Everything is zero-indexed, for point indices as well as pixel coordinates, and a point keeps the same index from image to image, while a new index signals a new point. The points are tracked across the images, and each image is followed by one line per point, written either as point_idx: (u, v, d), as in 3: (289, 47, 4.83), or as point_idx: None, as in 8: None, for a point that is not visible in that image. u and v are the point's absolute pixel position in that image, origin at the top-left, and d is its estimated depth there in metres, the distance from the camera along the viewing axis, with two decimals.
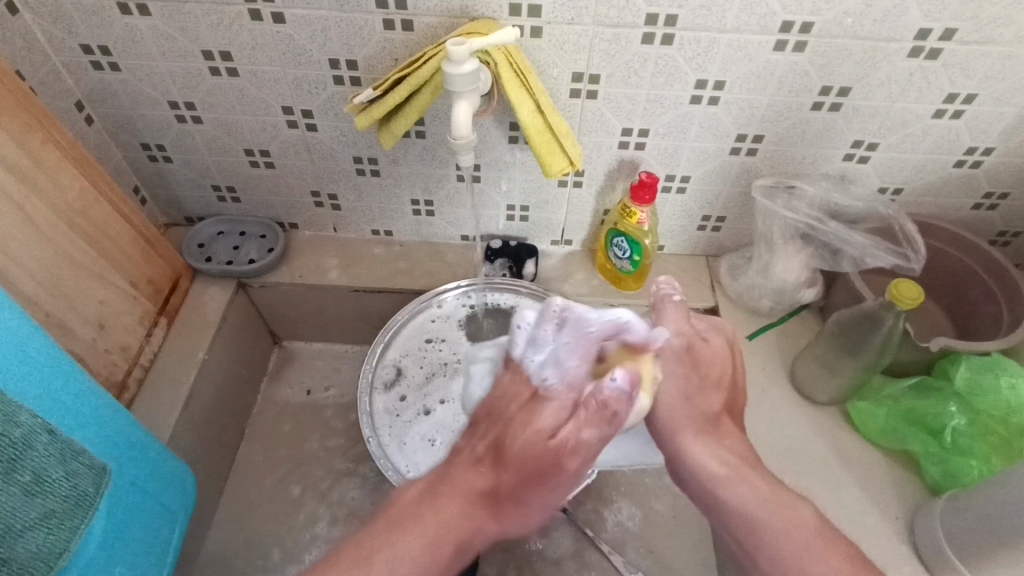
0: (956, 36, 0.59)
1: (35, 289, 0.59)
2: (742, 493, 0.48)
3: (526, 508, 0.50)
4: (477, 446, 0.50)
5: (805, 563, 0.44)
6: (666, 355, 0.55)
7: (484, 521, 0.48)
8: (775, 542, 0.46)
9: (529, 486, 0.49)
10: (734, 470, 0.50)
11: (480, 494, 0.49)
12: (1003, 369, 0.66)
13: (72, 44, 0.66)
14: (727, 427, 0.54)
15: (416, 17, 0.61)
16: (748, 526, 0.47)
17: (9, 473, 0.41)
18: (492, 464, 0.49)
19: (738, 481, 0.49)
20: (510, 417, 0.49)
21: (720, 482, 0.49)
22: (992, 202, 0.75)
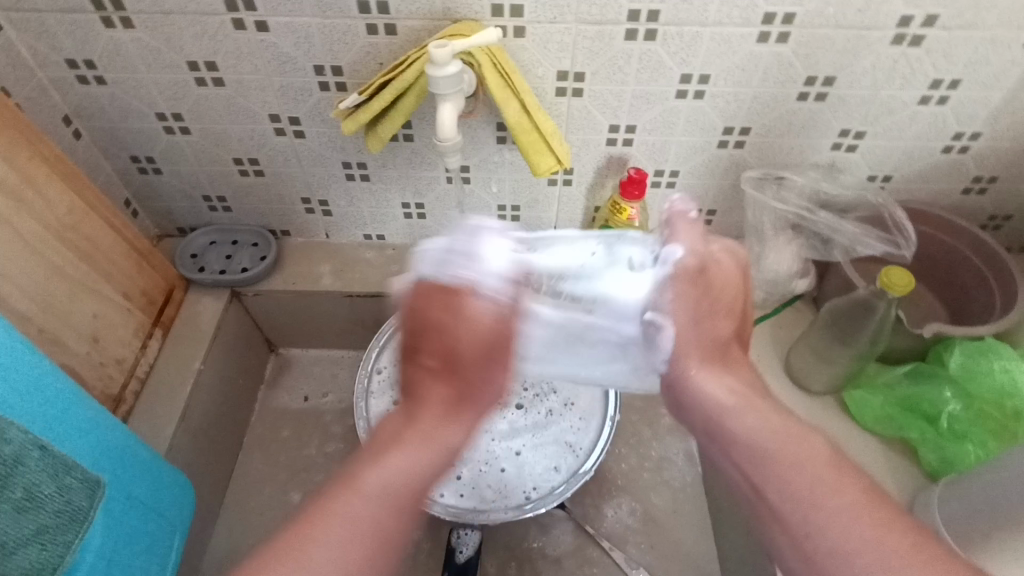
0: (938, 22, 0.59)
1: (27, 305, 0.59)
2: (749, 422, 0.46)
3: (491, 400, 0.51)
4: (426, 359, 0.49)
5: (815, 498, 0.41)
6: (680, 278, 0.50)
7: (465, 423, 0.49)
8: (781, 477, 0.42)
9: (491, 365, 0.50)
10: (744, 401, 0.47)
11: (448, 395, 0.48)
12: (996, 353, 0.66)
13: (57, 59, 0.66)
14: (737, 358, 0.52)
15: (399, 21, 0.61)
16: (757, 457, 0.44)
17: (3, 489, 0.41)
18: (445, 373, 0.48)
19: (746, 412, 0.47)
20: (447, 316, 0.47)
21: (727, 414, 0.47)
22: (981, 187, 0.75)
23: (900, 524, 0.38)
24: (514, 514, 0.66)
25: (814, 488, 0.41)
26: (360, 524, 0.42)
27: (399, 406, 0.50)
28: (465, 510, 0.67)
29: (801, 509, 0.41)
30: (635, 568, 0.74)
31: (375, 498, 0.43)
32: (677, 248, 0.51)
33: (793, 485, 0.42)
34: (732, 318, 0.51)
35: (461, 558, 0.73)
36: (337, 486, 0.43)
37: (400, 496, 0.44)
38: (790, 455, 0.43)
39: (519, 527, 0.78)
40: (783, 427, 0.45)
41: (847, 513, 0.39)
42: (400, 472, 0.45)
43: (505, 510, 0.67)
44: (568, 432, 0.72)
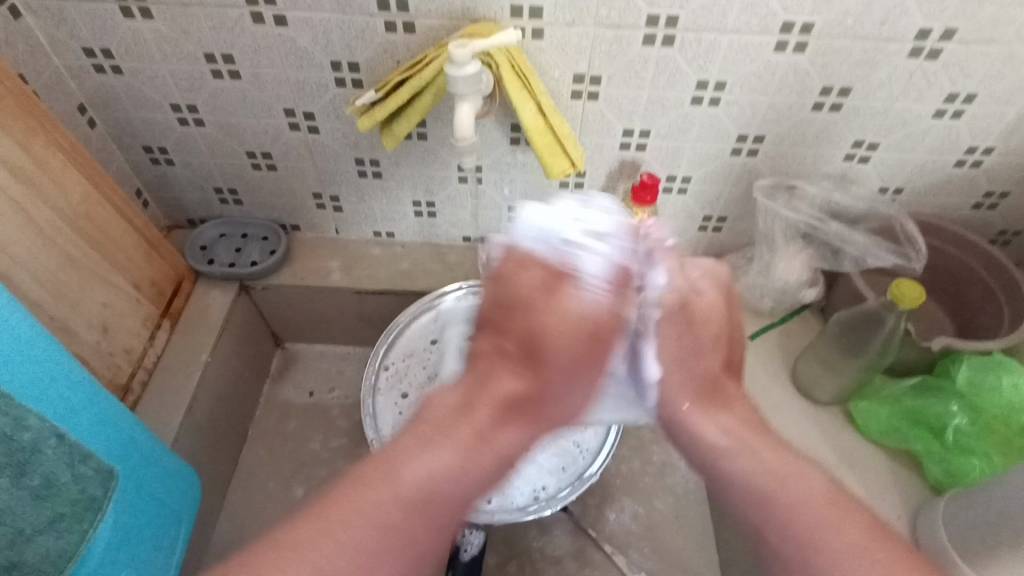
0: (957, 36, 0.59)
1: (39, 292, 0.59)
2: (741, 457, 0.52)
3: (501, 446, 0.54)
4: (501, 341, 0.56)
5: (816, 531, 0.45)
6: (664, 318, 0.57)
7: (519, 430, 0.55)
8: (770, 506, 0.48)
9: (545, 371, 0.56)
10: (745, 440, 0.53)
11: (491, 375, 0.55)
12: (1006, 369, 0.66)
13: (74, 48, 0.66)
14: (726, 389, 0.59)
15: (418, 19, 0.61)
16: (748, 486, 0.50)
17: (19, 477, 0.41)
18: (527, 364, 0.55)
19: (743, 452, 0.52)
20: (536, 306, 0.54)
21: (724, 448, 0.53)
22: (992, 202, 0.75)
23: (892, 554, 0.43)
24: (517, 515, 0.66)
25: (806, 518, 0.46)
26: (408, 491, 0.48)
27: (456, 385, 0.56)
28: (467, 509, 0.67)
29: (785, 530, 0.46)
30: None
31: (418, 474, 0.49)
32: (662, 275, 0.56)
33: (775, 510, 0.47)
34: (717, 355, 0.58)
35: (466, 557, 0.72)
36: (382, 473, 0.48)
37: (442, 481, 0.50)
38: (775, 481, 0.49)
39: (521, 527, 0.79)
40: (782, 463, 0.50)
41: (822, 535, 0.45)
42: (438, 464, 0.50)
43: (507, 510, 0.67)
44: (573, 433, 0.72)
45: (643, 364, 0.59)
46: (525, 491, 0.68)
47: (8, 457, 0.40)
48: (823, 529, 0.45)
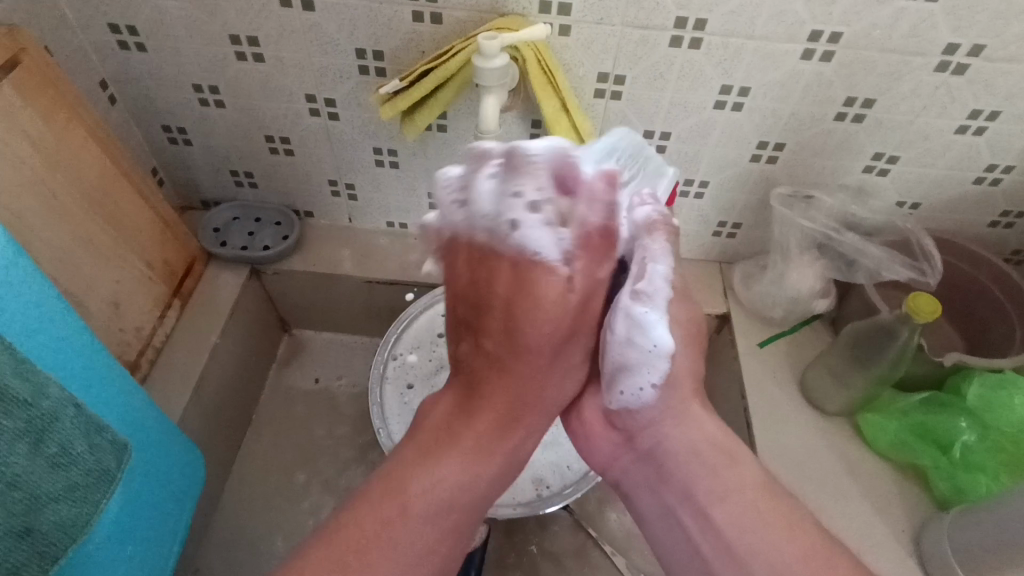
0: (984, 52, 0.59)
1: (54, 265, 0.59)
2: (695, 467, 0.52)
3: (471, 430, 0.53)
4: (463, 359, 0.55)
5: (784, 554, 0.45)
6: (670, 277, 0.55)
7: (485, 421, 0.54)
8: (728, 525, 0.48)
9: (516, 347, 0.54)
10: (715, 446, 0.53)
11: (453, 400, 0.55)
12: (1016, 387, 0.66)
13: (100, 23, 0.66)
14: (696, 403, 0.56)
15: (446, 11, 0.61)
16: (706, 504, 0.50)
17: (38, 444, 0.41)
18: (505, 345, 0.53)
19: (694, 459, 0.52)
20: (526, 288, 0.52)
21: (682, 455, 0.53)
22: (1008, 221, 0.75)
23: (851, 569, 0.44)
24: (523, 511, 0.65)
25: (758, 543, 0.47)
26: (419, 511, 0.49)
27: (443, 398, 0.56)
28: None
29: (743, 559, 0.47)
30: None
31: (420, 491, 0.50)
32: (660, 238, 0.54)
33: (733, 530, 0.48)
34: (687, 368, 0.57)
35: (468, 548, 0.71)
36: (389, 481, 0.51)
37: (439, 484, 0.51)
38: (731, 499, 0.49)
39: (522, 525, 0.79)
40: (740, 479, 0.50)
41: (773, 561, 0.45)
42: (448, 476, 0.51)
43: (511, 506, 0.66)
44: None
45: (651, 331, 0.53)
46: (530, 488, 0.68)
47: (26, 425, 0.40)
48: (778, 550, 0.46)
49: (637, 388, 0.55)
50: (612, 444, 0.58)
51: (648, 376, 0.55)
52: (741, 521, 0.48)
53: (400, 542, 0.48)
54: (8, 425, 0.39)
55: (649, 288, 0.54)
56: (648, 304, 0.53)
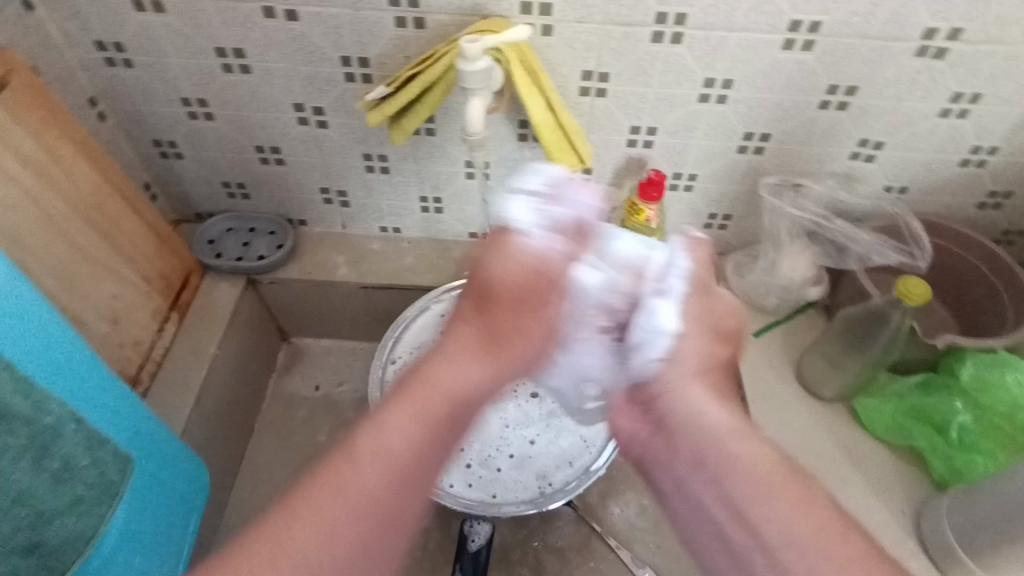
0: (963, 35, 0.60)
1: (51, 283, 0.59)
2: (709, 435, 0.47)
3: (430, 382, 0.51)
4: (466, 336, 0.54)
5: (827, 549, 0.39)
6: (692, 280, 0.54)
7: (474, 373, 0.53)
8: (748, 505, 0.43)
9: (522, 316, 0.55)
10: (732, 428, 0.48)
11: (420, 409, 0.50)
12: (1009, 366, 0.67)
13: (87, 41, 0.66)
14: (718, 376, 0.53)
15: (429, 15, 0.61)
16: (725, 475, 0.45)
17: (41, 461, 0.42)
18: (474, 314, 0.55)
19: (706, 433, 0.48)
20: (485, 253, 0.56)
21: (689, 432, 0.49)
22: (996, 201, 0.75)
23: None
24: (525, 509, 0.67)
25: (781, 519, 0.42)
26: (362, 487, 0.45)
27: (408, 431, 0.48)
28: (473, 502, 0.67)
29: (755, 524, 0.42)
30: (640, 567, 0.74)
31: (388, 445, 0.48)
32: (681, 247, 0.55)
33: (749, 503, 0.43)
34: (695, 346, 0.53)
35: (472, 547, 0.71)
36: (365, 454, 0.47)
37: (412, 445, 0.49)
38: (744, 468, 0.45)
39: (526, 522, 0.79)
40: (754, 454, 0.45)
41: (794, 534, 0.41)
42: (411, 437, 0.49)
43: (515, 504, 0.68)
44: (581, 428, 0.72)
45: (650, 316, 0.53)
46: (533, 485, 0.69)
47: (30, 442, 0.41)
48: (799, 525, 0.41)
49: (645, 361, 0.53)
50: (626, 423, 0.55)
51: (651, 350, 0.53)
52: (758, 496, 0.43)
53: (349, 501, 0.45)
54: (11, 442, 0.40)
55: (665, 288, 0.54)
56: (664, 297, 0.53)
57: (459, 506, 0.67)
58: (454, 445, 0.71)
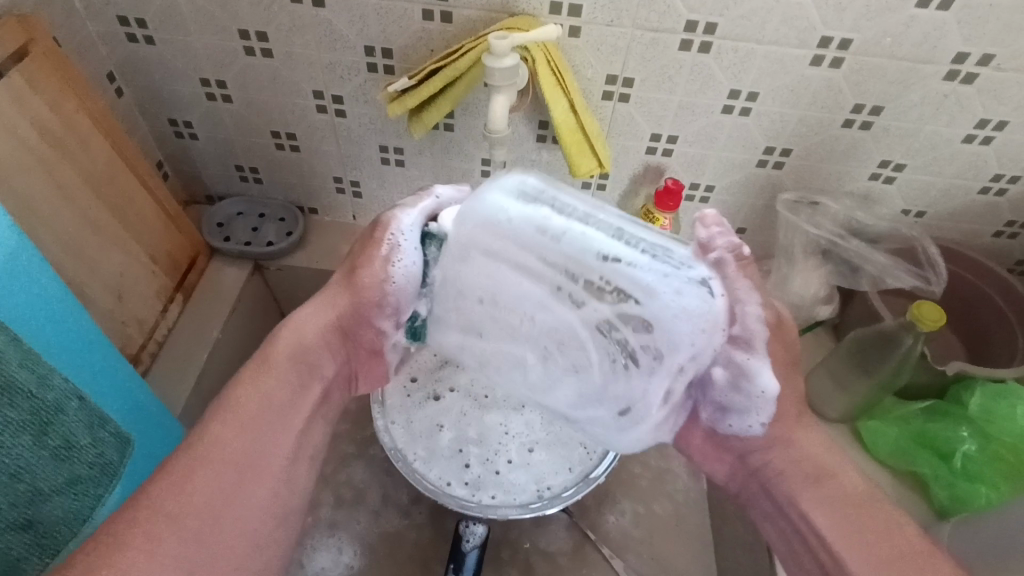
0: (993, 62, 0.59)
1: (59, 256, 0.59)
2: (798, 476, 0.48)
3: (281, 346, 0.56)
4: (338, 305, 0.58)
5: None
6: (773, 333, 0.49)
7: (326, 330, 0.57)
8: (835, 533, 0.45)
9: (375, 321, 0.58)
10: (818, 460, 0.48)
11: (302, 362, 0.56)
12: (1019, 398, 0.65)
13: (110, 15, 0.66)
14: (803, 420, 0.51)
15: (456, 9, 0.61)
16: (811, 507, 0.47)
17: (41, 437, 0.41)
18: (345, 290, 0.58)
19: (803, 466, 0.48)
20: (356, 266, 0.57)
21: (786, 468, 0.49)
22: (1013, 231, 0.75)
23: None
24: (519, 512, 0.65)
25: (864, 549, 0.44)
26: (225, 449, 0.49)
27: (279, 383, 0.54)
28: (470, 502, 0.66)
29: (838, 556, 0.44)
30: None
31: (231, 417, 0.51)
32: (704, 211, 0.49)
33: (834, 531, 0.45)
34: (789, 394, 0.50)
35: (466, 548, 0.69)
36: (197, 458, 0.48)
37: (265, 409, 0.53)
38: (834, 496, 0.46)
39: (520, 524, 0.79)
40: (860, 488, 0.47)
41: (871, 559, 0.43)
42: (268, 395, 0.53)
43: (509, 506, 0.66)
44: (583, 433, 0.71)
45: (753, 378, 0.47)
46: (530, 489, 0.67)
47: (32, 417, 0.40)
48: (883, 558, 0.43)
49: (745, 425, 0.49)
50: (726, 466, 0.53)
51: (757, 415, 0.49)
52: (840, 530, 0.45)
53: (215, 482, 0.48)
54: (11, 416, 0.39)
55: (737, 327, 0.48)
56: (749, 353, 0.47)
57: (452, 503, 0.65)
58: (455, 444, 0.70)
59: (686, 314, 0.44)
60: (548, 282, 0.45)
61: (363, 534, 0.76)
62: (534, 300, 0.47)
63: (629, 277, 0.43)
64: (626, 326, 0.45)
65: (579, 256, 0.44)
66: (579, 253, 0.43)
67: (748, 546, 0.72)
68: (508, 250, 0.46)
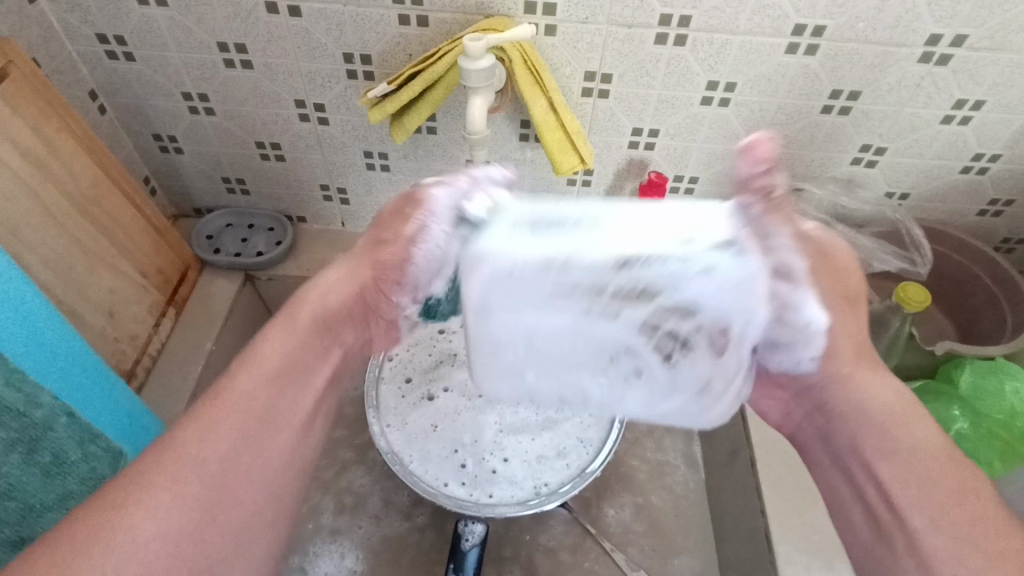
0: (967, 42, 0.59)
1: (47, 275, 0.59)
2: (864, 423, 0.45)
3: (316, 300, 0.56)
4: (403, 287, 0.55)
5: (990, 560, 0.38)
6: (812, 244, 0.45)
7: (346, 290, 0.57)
8: (899, 485, 0.42)
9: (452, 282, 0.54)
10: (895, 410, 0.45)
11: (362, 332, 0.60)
12: (1008, 373, 0.66)
13: (88, 34, 0.66)
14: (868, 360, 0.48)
15: (432, 13, 0.61)
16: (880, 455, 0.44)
17: (31, 453, 0.42)
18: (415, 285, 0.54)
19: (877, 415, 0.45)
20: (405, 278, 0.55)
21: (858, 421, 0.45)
22: (997, 209, 0.75)
23: None
24: (516, 510, 0.66)
25: (931, 512, 0.41)
26: (248, 401, 0.50)
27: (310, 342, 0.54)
28: (467, 502, 0.66)
29: (902, 512, 0.42)
30: (635, 570, 0.74)
31: (282, 342, 0.53)
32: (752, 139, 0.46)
33: (900, 484, 0.42)
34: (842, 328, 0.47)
35: (466, 547, 0.69)
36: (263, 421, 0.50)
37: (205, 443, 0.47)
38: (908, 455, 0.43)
39: (520, 521, 0.79)
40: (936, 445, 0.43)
41: (934, 517, 0.41)
42: (274, 347, 0.53)
43: (506, 505, 0.67)
44: (577, 428, 0.72)
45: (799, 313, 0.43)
46: (527, 485, 0.68)
47: (20, 436, 0.41)
48: (955, 521, 0.40)
49: (795, 360, 0.46)
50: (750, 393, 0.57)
51: (804, 351, 0.46)
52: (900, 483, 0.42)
53: (184, 468, 0.45)
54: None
55: (775, 260, 0.43)
56: (793, 285, 0.43)
57: (449, 505, 0.66)
58: (449, 445, 0.71)
59: (733, 287, 0.40)
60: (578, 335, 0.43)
61: (366, 539, 0.76)
62: (572, 343, 0.44)
63: (659, 266, 0.39)
64: (690, 321, 0.41)
65: (597, 276, 0.40)
66: (597, 272, 0.40)
67: (747, 533, 0.72)
68: (531, 329, 0.43)
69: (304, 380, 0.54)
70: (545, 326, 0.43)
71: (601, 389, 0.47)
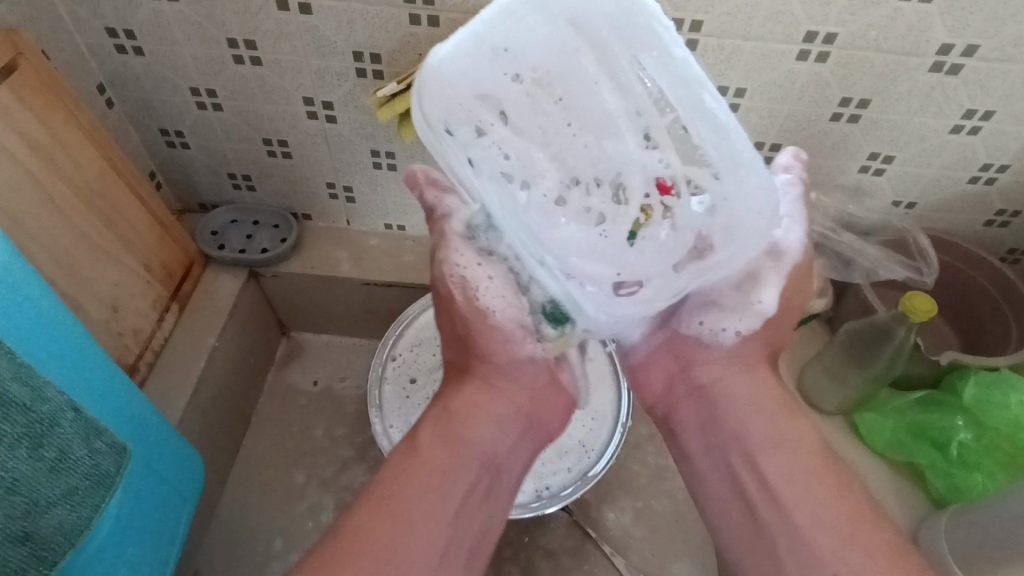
0: (978, 53, 0.59)
1: (51, 269, 0.59)
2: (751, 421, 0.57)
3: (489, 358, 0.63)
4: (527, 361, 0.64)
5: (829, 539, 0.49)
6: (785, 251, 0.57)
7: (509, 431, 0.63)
8: (782, 484, 0.53)
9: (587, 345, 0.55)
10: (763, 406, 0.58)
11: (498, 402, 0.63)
12: (1012, 386, 0.65)
13: (98, 27, 0.66)
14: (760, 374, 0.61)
15: (443, 13, 0.61)
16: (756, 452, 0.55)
17: (38, 449, 0.41)
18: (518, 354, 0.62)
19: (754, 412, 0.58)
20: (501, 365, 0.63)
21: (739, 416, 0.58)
22: (1004, 220, 0.75)
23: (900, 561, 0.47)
24: (518, 512, 0.66)
25: (812, 506, 0.51)
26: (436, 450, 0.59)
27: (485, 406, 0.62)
28: None
29: (787, 512, 0.52)
30: None
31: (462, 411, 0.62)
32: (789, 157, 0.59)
33: (781, 480, 0.53)
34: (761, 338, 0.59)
35: None
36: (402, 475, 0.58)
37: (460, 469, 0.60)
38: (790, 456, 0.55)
39: (520, 523, 0.79)
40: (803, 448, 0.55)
41: (835, 537, 0.49)
42: (477, 427, 0.61)
43: (508, 507, 0.67)
44: (581, 432, 0.71)
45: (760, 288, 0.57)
46: (529, 488, 0.68)
47: (27, 429, 0.40)
48: (844, 543, 0.49)
49: (721, 329, 0.59)
50: (667, 374, 0.64)
51: (735, 323, 0.58)
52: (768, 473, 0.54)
53: (410, 508, 0.56)
54: (7, 429, 0.39)
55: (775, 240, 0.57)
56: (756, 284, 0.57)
57: None
58: None
59: (766, 192, 0.44)
60: (602, 119, 0.42)
61: None
62: (585, 146, 0.43)
63: (720, 146, 0.42)
64: (678, 197, 0.44)
65: (642, 109, 0.41)
66: (642, 105, 0.41)
67: None
68: (579, 91, 0.41)
69: (460, 443, 0.60)
70: (586, 116, 0.42)
71: (566, 209, 0.44)
